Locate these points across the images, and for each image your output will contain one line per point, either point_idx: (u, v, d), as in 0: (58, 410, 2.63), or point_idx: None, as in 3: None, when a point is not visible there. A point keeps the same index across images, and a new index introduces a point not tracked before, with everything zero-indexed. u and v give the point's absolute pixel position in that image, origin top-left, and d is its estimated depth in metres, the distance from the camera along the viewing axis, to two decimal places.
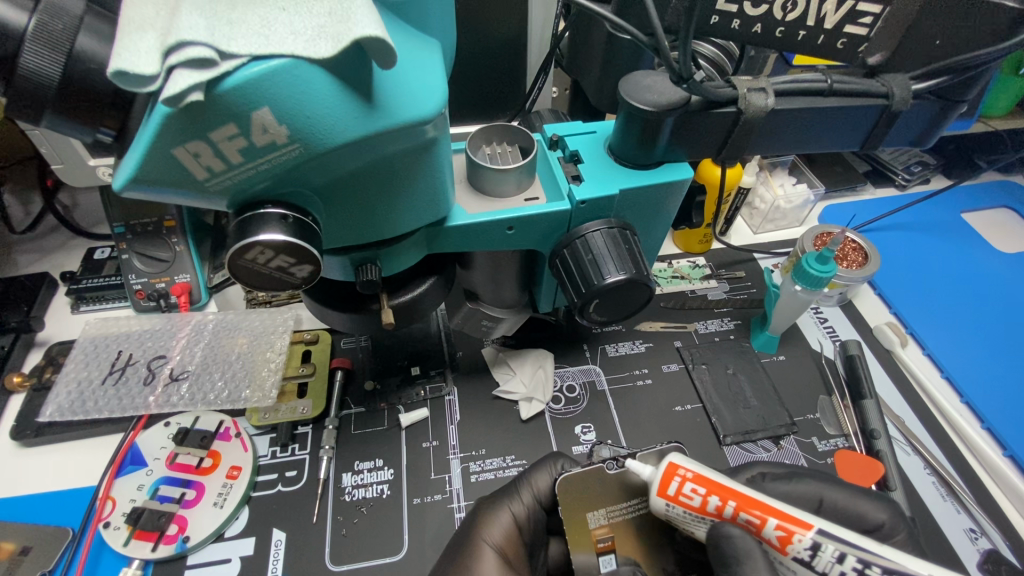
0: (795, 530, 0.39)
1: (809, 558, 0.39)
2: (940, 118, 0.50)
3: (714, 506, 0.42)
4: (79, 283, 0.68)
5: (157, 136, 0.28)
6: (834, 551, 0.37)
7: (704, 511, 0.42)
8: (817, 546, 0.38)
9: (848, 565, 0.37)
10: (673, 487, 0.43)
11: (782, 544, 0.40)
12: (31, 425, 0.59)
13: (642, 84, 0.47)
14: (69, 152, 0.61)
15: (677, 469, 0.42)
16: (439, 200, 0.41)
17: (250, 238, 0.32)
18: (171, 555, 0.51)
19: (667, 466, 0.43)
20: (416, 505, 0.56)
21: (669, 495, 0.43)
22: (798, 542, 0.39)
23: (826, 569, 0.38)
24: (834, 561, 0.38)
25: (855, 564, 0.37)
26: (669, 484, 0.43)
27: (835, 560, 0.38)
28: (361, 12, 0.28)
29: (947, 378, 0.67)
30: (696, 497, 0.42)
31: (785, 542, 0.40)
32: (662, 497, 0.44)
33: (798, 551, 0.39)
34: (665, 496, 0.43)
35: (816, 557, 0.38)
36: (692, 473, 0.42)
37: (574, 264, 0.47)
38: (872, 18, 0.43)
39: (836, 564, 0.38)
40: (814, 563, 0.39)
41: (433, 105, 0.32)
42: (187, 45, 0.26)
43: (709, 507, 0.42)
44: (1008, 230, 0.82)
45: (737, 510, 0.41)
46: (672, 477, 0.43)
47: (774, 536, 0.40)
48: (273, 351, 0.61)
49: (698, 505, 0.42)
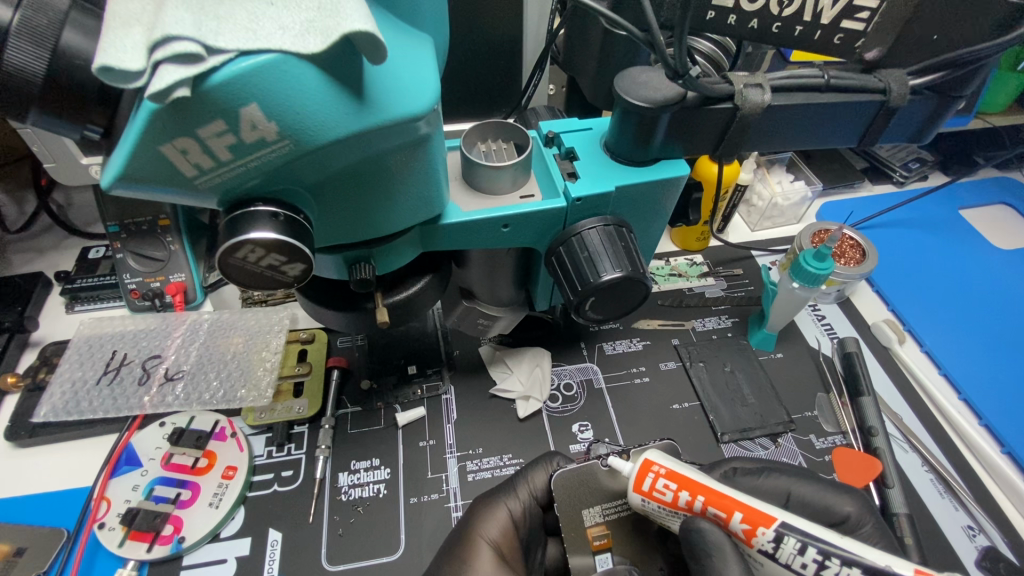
0: (759, 524, 0.39)
1: (772, 551, 0.39)
2: (937, 113, 0.50)
3: (685, 501, 0.42)
4: (74, 283, 0.68)
5: (144, 133, 0.27)
6: (795, 543, 0.37)
7: (676, 506, 0.43)
8: (780, 538, 0.38)
9: (809, 556, 0.37)
10: (647, 483, 0.43)
11: (748, 537, 0.40)
12: (25, 426, 0.59)
13: (637, 81, 0.46)
14: (62, 151, 0.60)
15: (651, 465, 0.43)
16: (433, 198, 0.40)
17: (240, 236, 0.32)
18: (167, 555, 0.51)
19: (641, 463, 0.43)
20: (413, 504, 0.56)
21: (644, 491, 0.43)
22: (763, 534, 0.39)
23: (788, 561, 0.38)
24: (796, 553, 0.37)
25: (816, 556, 0.37)
26: (643, 479, 0.43)
27: (796, 553, 0.37)
28: (350, 7, 0.27)
29: (946, 376, 0.66)
30: (668, 493, 0.42)
31: (750, 535, 0.40)
32: (637, 494, 0.44)
33: (763, 544, 0.39)
34: (640, 492, 0.43)
35: (779, 549, 0.38)
36: (665, 469, 0.43)
37: (570, 262, 0.47)
38: (869, 13, 0.43)
39: (797, 556, 0.37)
40: (777, 555, 0.38)
41: (425, 101, 0.32)
42: (172, 40, 0.25)
43: (680, 502, 0.42)
44: (1007, 227, 0.82)
45: (705, 505, 0.41)
46: (646, 473, 0.43)
47: (740, 529, 0.40)
48: (269, 350, 0.61)
49: (670, 501, 0.43)
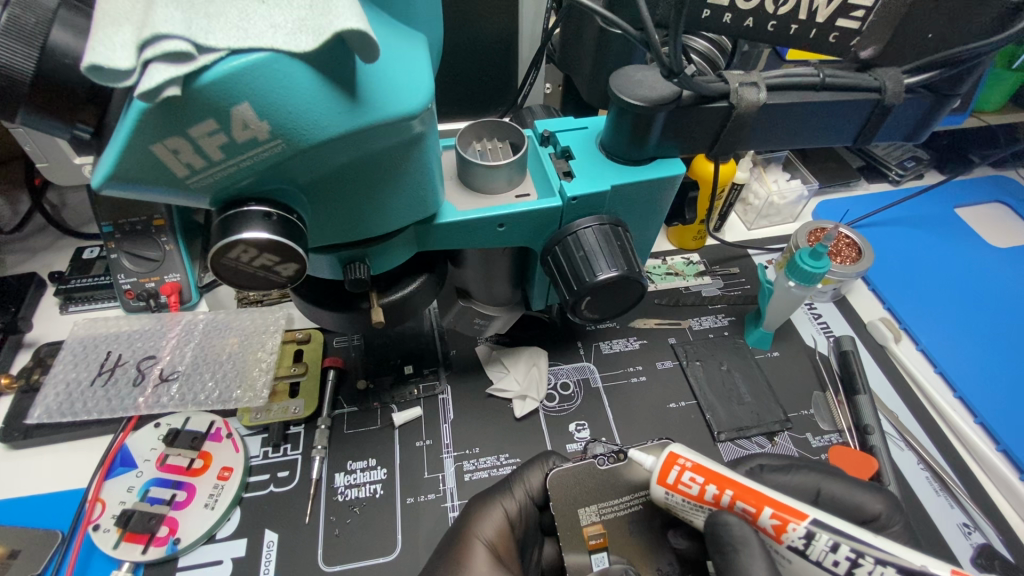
0: (790, 519, 0.39)
1: (803, 547, 0.39)
2: (932, 112, 0.50)
3: (712, 495, 0.42)
4: (68, 283, 0.68)
5: (134, 133, 0.27)
6: (828, 540, 0.37)
7: (702, 500, 0.43)
8: (811, 535, 0.38)
9: (841, 554, 0.37)
10: (672, 476, 0.43)
11: (777, 532, 0.40)
12: (18, 427, 0.58)
13: (633, 79, 0.46)
14: (55, 151, 0.60)
15: (677, 458, 0.43)
16: (428, 196, 0.40)
17: (232, 237, 0.32)
18: (162, 557, 0.51)
19: (668, 455, 0.43)
20: (410, 504, 0.56)
21: (669, 483, 0.43)
22: (793, 531, 0.39)
23: (820, 559, 0.38)
24: (828, 550, 0.38)
25: (849, 554, 0.37)
26: (669, 472, 0.43)
27: (828, 550, 0.38)
28: (343, 4, 0.27)
29: (941, 373, 0.67)
30: (695, 486, 0.42)
31: (780, 531, 0.40)
32: (661, 486, 0.44)
33: (793, 540, 0.39)
34: (665, 484, 0.43)
35: (810, 546, 0.38)
36: (691, 463, 0.42)
37: (565, 261, 0.47)
38: (864, 12, 0.42)
39: (829, 553, 0.38)
40: (808, 552, 0.39)
41: (419, 99, 0.32)
42: (162, 38, 0.25)
43: (707, 495, 0.42)
44: (1001, 224, 0.82)
45: (733, 499, 0.41)
46: (672, 466, 0.43)
47: (770, 524, 0.40)
48: (264, 351, 0.61)
49: (696, 494, 0.43)
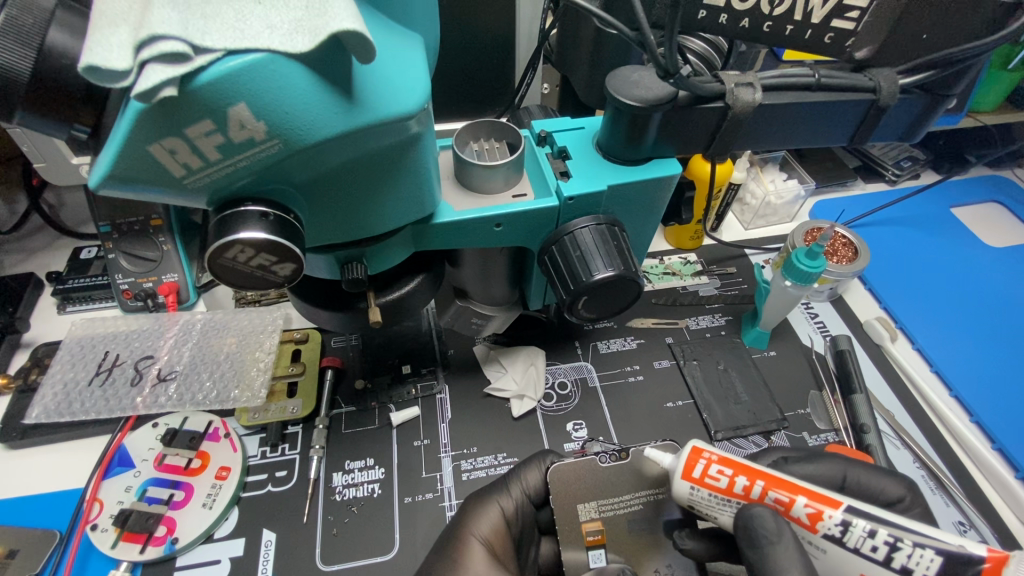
0: (825, 507, 0.39)
1: (840, 535, 0.39)
2: (928, 112, 0.50)
3: (742, 487, 0.42)
4: (66, 283, 0.68)
5: (130, 133, 0.27)
6: (865, 526, 0.38)
7: (731, 493, 0.42)
8: (848, 522, 0.38)
9: (880, 539, 0.37)
10: (698, 470, 0.43)
11: (812, 521, 0.40)
12: (16, 427, 0.58)
13: (629, 79, 0.46)
14: (53, 151, 0.60)
15: (702, 451, 0.43)
16: (425, 197, 0.40)
17: (229, 236, 0.32)
18: (161, 556, 0.51)
19: (692, 450, 0.43)
20: (408, 504, 0.56)
21: (695, 477, 0.43)
22: (829, 518, 0.39)
23: (857, 546, 0.38)
24: (866, 536, 0.38)
25: (887, 538, 0.37)
26: (695, 466, 0.43)
27: (866, 536, 0.38)
28: (339, 5, 0.27)
29: (937, 372, 0.67)
30: (723, 478, 0.42)
31: (815, 520, 0.40)
32: (686, 481, 0.43)
33: (829, 528, 0.39)
34: (690, 479, 0.43)
35: (847, 533, 0.39)
36: (717, 455, 0.43)
37: (563, 261, 0.47)
38: (859, 12, 0.43)
39: (867, 539, 0.38)
40: (845, 539, 0.39)
41: (416, 100, 0.32)
42: (159, 39, 0.25)
43: (736, 488, 0.42)
44: (998, 224, 0.83)
45: (765, 490, 0.41)
46: (697, 459, 0.43)
47: (804, 513, 0.40)
48: (262, 350, 0.61)
49: (724, 487, 0.42)
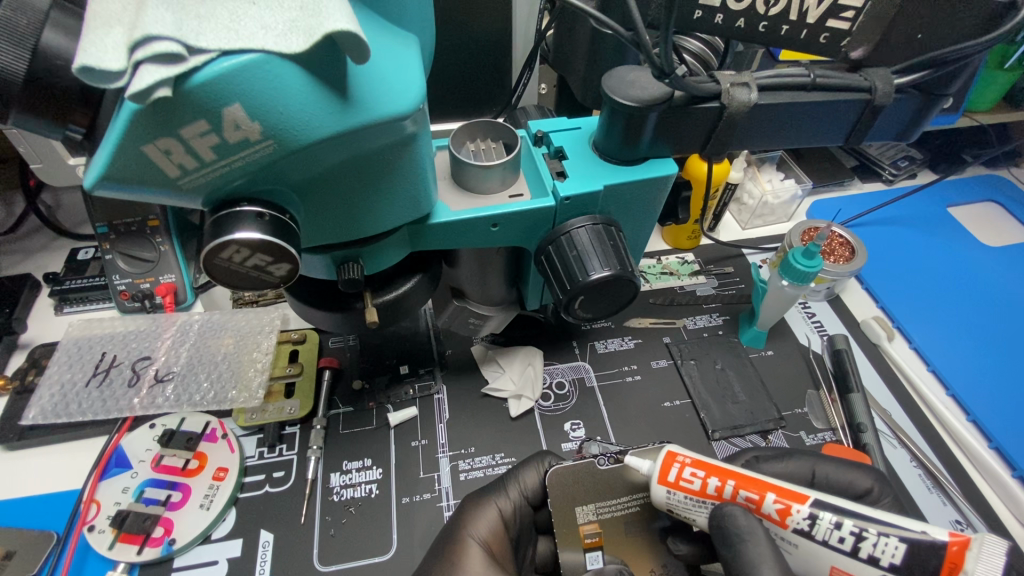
0: (793, 502, 0.40)
1: (808, 528, 0.40)
2: (923, 112, 0.50)
3: (714, 487, 0.43)
4: (63, 284, 0.67)
5: (125, 134, 0.27)
6: (831, 518, 0.39)
7: (704, 495, 0.43)
8: (815, 516, 0.39)
9: (846, 530, 0.38)
10: (673, 473, 0.44)
11: (782, 517, 0.41)
12: (13, 429, 0.58)
13: (624, 80, 0.46)
14: (49, 151, 0.60)
15: (676, 456, 0.44)
16: (421, 197, 0.40)
17: (225, 236, 0.32)
18: (158, 558, 0.51)
19: (666, 454, 0.44)
20: (405, 504, 0.56)
21: (670, 482, 0.44)
22: (797, 512, 0.40)
23: (825, 538, 0.39)
24: (833, 528, 0.39)
25: (853, 528, 0.38)
26: (670, 469, 0.44)
27: (833, 528, 0.39)
28: (333, 6, 0.27)
29: (934, 371, 0.67)
30: (696, 481, 0.43)
31: (784, 515, 0.41)
32: (662, 486, 0.44)
33: (797, 522, 0.40)
34: (666, 483, 0.44)
35: (815, 526, 0.39)
36: (690, 459, 0.44)
37: (559, 261, 0.47)
38: (854, 12, 0.43)
39: (834, 530, 0.39)
40: (813, 533, 0.39)
41: (410, 100, 0.32)
42: (153, 40, 0.25)
43: (709, 489, 0.43)
44: (995, 224, 0.83)
45: (736, 489, 0.42)
46: (671, 463, 0.44)
47: (773, 510, 0.41)
48: (259, 351, 0.61)
49: (698, 488, 0.43)
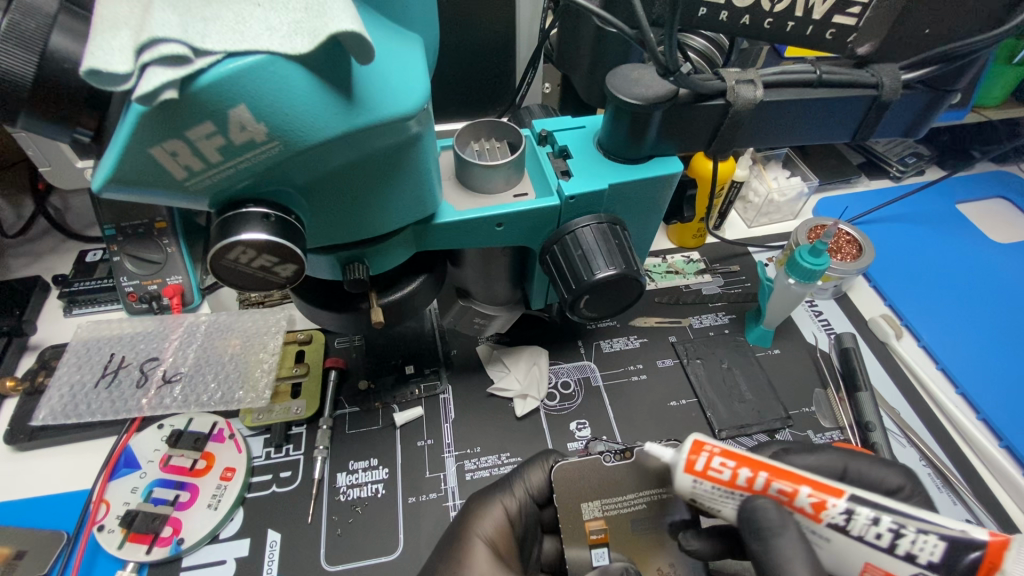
0: (828, 496, 0.38)
1: (844, 524, 0.38)
2: (930, 108, 0.50)
3: (744, 478, 0.40)
4: (72, 286, 0.68)
5: (132, 136, 0.27)
6: (868, 515, 0.37)
7: (733, 485, 0.40)
8: (852, 511, 0.37)
9: (884, 526, 0.37)
10: (701, 463, 0.40)
11: (815, 511, 0.39)
12: (24, 429, 0.59)
13: (629, 78, 0.46)
14: (57, 155, 0.60)
15: (704, 444, 0.40)
16: (425, 196, 0.40)
17: (231, 237, 0.32)
18: (166, 557, 0.51)
19: (694, 443, 0.40)
20: (411, 504, 0.56)
21: (697, 471, 0.40)
22: (833, 507, 0.38)
23: (861, 534, 0.37)
24: (870, 524, 0.37)
25: (890, 525, 0.36)
26: (698, 459, 0.40)
27: (870, 523, 0.37)
28: (338, 7, 0.28)
29: (943, 369, 0.66)
30: (726, 471, 0.40)
31: (818, 509, 0.39)
32: (688, 475, 0.41)
33: (832, 517, 0.38)
34: (693, 472, 0.40)
35: (851, 521, 0.37)
36: (719, 447, 0.40)
37: (564, 261, 0.47)
38: (861, 8, 0.42)
39: (871, 527, 0.37)
40: (849, 528, 0.38)
41: (414, 100, 0.32)
42: (160, 42, 0.25)
43: (739, 480, 0.40)
44: (1006, 220, 0.82)
45: (769, 481, 0.39)
46: (700, 452, 0.40)
47: (808, 503, 0.39)
48: (266, 351, 0.62)
49: (726, 479, 0.40)
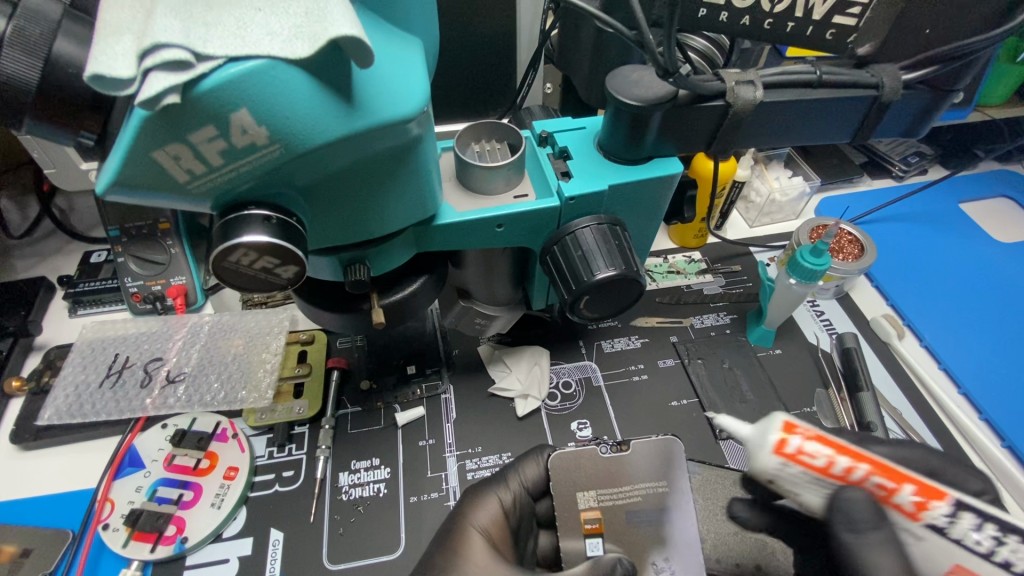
0: (931, 497, 0.35)
1: (944, 527, 0.35)
2: (931, 108, 0.50)
3: (841, 467, 0.36)
4: (77, 287, 0.69)
5: (135, 139, 0.28)
6: (973, 520, 0.34)
7: (825, 473, 0.36)
8: (956, 515, 0.34)
9: (986, 534, 0.34)
10: (793, 446, 0.36)
11: (915, 510, 0.36)
12: (29, 429, 0.59)
13: (629, 79, 0.46)
14: (62, 157, 0.61)
15: (795, 427, 0.36)
16: (426, 198, 0.41)
17: (233, 240, 0.32)
18: (170, 556, 0.52)
19: (785, 424, 0.36)
20: (413, 503, 0.56)
21: (788, 454, 0.36)
22: (936, 508, 0.35)
23: (960, 538, 0.34)
24: (973, 530, 0.34)
25: (993, 533, 0.34)
26: (791, 441, 0.36)
27: (973, 529, 0.34)
28: (337, 11, 0.28)
29: (945, 369, 0.66)
30: (821, 457, 0.36)
31: (919, 509, 0.36)
32: (777, 457, 0.36)
33: (932, 519, 0.35)
34: (784, 455, 0.36)
35: (953, 525, 0.35)
36: (813, 431, 0.36)
37: (564, 262, 0.47)
38: (861, 8, 0.42)
39: (973, 533, 0.34)
40: (948, 531, 0.35)
41: (414, 103, 0.32)
42: (162, 47, 0.26)
43: (834, 467, 0.36)
44: (1009, 219, 0.82)
45: (868, 473, 0.36)
46: (792, 435, 0.36)
47: (908, 501, 0.36)
48: (269, 351, 0.62)
49: (820, 466, 0.36)
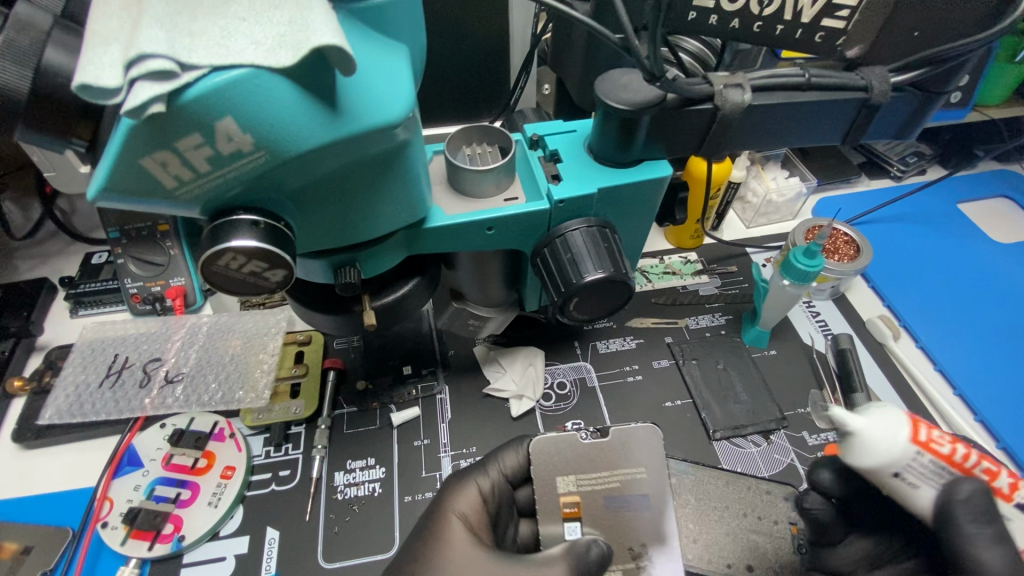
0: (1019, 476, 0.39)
1: None
2: (922, 109, 0.50)
3: (962, 454, 0.36)
4: (78, 288, 0.70)
5: (124, 147, 0.28)
6: None
7: (952, 463, 0.36)
8: None
9: None
10: (923, 433, 0.36)
11: (1009, 491, 0.39)
12: (31, 428, 0.60)
13: (619, 83, 0.47)
14: (62, 160, 0.62)
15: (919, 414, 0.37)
16: (415, 202, 0.41)
17: (220, 245, 0.33)
18: (168, 554, 0.52)
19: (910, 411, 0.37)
20: (407, 502, 0.57)
21: (922, 443, 0.36)
22: None
23: None
24: None
25: None
26: (921, 428, 0.36)
27: None
28: (320, 20, 0.28)
29: (940, 370, 0.66)
30: (947, 445, 0.36)
31: (1012, 490, 0.38)
32: (914, 446, 0.36)
33: None
34: (920, 443, 0.36)
35: None
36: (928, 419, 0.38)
37: (554, 264, 0.48)
38: (849, 11, 0.43)
39: None
40: None
41: (400, 109, 0.33)
42: (147, 58, 0.26)
43: (958, 455, 0.36)
44: (1007, 219, 0.82)
45: (981, 459, 0.37)
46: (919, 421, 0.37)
47: (1005, 484, 0.38)
48: (266, 352, 0.63)
49: (947, 454, 0.36)
